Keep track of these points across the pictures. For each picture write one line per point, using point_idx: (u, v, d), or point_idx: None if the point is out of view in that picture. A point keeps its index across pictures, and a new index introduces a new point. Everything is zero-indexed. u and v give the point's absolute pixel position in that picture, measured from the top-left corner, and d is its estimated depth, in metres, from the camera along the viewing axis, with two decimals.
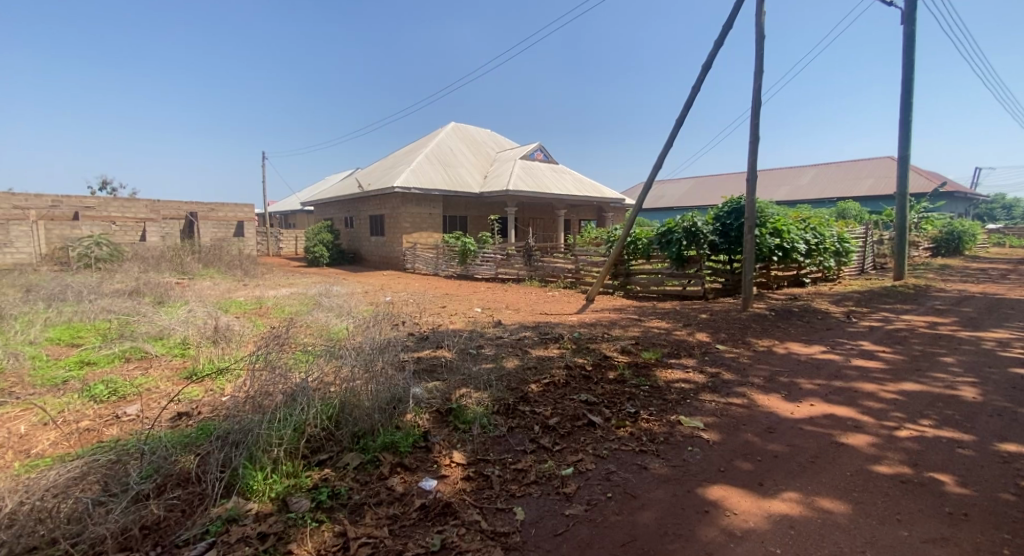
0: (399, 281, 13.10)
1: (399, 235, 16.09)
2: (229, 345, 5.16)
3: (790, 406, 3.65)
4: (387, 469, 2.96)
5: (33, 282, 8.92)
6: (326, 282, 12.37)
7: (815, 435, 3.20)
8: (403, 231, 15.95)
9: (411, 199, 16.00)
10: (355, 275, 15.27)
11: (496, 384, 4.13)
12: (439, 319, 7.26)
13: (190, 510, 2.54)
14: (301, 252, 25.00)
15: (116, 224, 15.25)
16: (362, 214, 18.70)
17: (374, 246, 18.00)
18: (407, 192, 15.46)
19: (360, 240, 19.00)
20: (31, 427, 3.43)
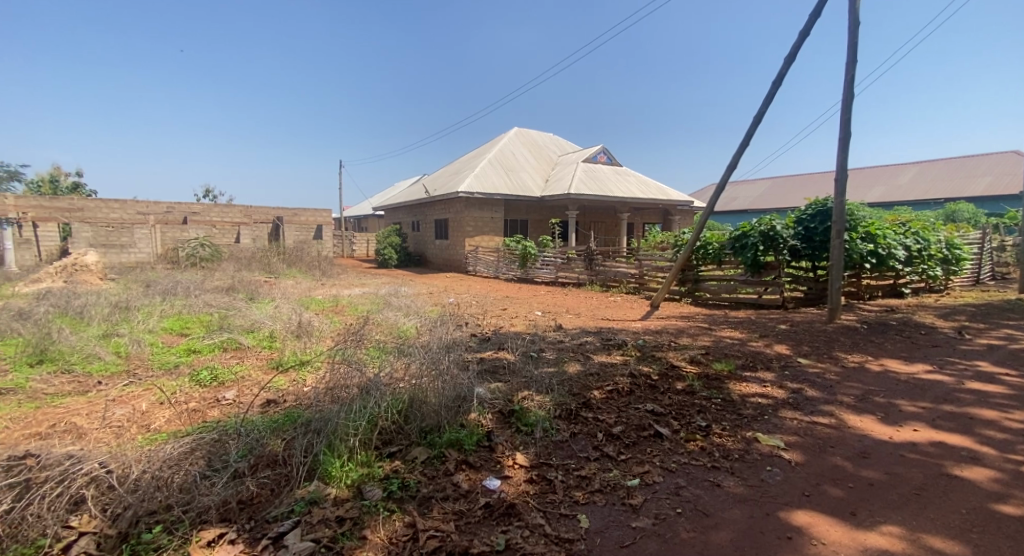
0: (462, 283, 13.50)
1: (461, 238, 16.45)
2: (311, 340, 5.54)
3: (889, 430, 3.36)
4: (453, 465, 3.04)
5: (147, 279, 10.00)
6: (393, 283, 12.87)
7: (922, 464, 2.92)
8: (467, 234, 16.29)
9: (475, 203, 16.30)
10: (420, 276, 15.78)
11: (558, 387, 4.13)
12: (501, 321, 7.38)
13: (278, 489, 2.74)
14: (372, 254, 26.24)
15: (216, 228, 16.75)
16: (427, 217, 19.31)
17: (437, 249, 18.51)
18: (469, 196, 15.78)
19: (425, 243, 19.63)
20: (150, 405, 3.86)
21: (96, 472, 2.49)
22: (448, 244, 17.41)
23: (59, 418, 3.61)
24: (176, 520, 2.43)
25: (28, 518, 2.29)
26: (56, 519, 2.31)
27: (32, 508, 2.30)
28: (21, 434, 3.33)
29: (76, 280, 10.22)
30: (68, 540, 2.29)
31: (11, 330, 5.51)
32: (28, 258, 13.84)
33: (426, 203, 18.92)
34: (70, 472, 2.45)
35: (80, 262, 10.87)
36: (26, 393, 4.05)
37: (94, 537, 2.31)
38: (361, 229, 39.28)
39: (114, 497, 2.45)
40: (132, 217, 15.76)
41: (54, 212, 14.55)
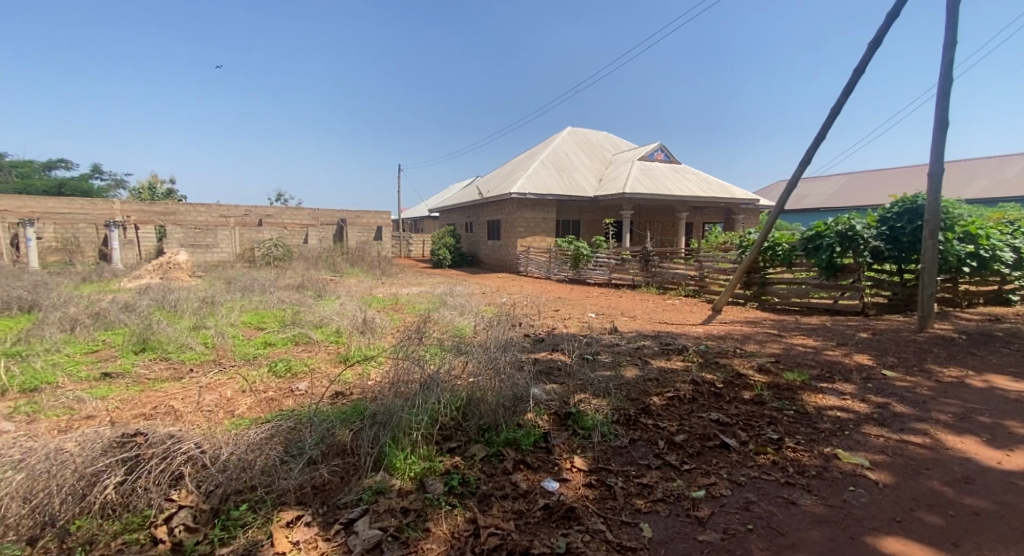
0: (514, 283, 13.53)
1: (513, 238, 16.52)
2: (374, 336, 5.76)
3: (996, 454, 3.04)
4: (511, 465, 3.06)
5: (227, 277, 10.79)
6: (447, 283, 13.11)
7: None
8: (518, 235, 16.34)
9: (527, 204, 16.29)
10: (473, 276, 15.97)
11: (615, 392, 4.05)
12: (554, 322, 7.36)
13: (347, 477, 2.88)
14: (427, 254, 26.92)
15: (287, 229, 17.81)
16: (480, 218, 19.56)
17: (489, 249, 18.71)
18: (522, 197, 15.81)
19: (477, 244, 19.91)
20: (234, 393, 4.16)
21: (192, 452, 2.72)
22: (501, 244, 17.51)
23: (160, 401, 3.96)
24: (259, 501, 2.62)
25: (137, 490, 2.53)
26: (159, 493, 2.55)
27: (141, 481, 2.55)
28: (130, 413, 3.69)
29: (169, 277, 11.19)
30: (169, 512, 2.51)
31: (118, 321, 6.12)
32: (130, 257, 15.33)
33: (480, 204, 19.14)
34: (172, 451, 2.69)
35: (172, 260, 11.89)
36: (130, 378, 4.47)
37: (191, 511, 2.52)
38: (417, 230, 40.38)
39: (206, 476, 2.66)
40: (214, 219, 17.06)
41: (151, 216, 16.06)
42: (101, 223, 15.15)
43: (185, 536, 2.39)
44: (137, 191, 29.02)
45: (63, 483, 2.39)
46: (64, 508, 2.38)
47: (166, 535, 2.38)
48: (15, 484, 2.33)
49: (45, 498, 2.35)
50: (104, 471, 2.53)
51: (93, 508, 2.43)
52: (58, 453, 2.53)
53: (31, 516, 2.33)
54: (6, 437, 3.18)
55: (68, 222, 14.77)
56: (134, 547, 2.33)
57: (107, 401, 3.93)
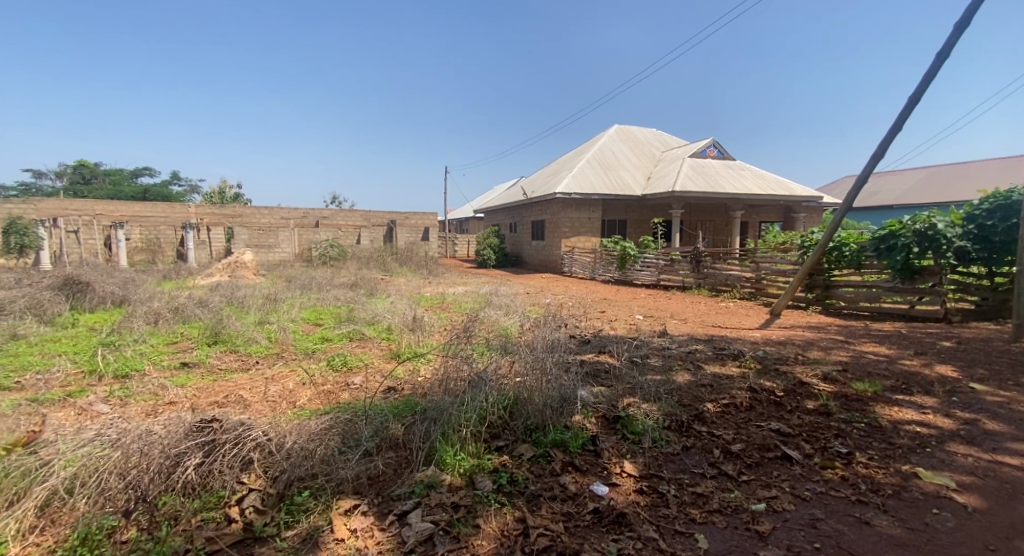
0: (557, 284, 13.41)
1: (557, 238, 16.38)
2: (424, 334, 5.87)
3: None
4: (559, 466, 3.02)
5: (287, 276, 11.33)
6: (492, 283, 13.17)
7: None
8: (562, 235, 16.19)
9: (571, 204, 16.11)
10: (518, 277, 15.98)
11: (666, 397, 3.91)
12: (601, 323, 7.24)
13: (399, 470, 2.95)
14: (472, 254, 27.20)
15: (341, 230, 18.52)
16: (524, 218, 19.56)
17: (533, 250, 18.68)
18: (567, 196, 15.65)
19: (522, 244, 19.93)
20: (296, 385, 4.36)
21: (261, 439, 2.86)
22: (545, 244, 17.43)
23: (231, 390, 4.21)
24: (320, 488, 2.73)
25: (213, 472, 2.68)
26: (233, 475, 2.70)
27: (217, 463, 2.70)
28: (205, 401, 3.94)
29: (236, 276, 11.88)
30: (240, 493, 2.66)
31: (194, 315, 6.56)
32: (202, 256, 16.40)
33: (524, 204, 19.12)
34: (243, 437, 2.85)
35: (239, 260, 12.60)
36: (205, 368, 4.79)
37: (259, 494, 2.66)
38: (462, 230, 40.96)
39: (272, 462, 2.81)
40: (276, 221, 17.96)
41: (221, 218, 17.15)
42: (179, 226, 16.27)
43: (256, 516, 2.53)
44: (207, 196, 31.00)
45: (151, 463, 2.59)
46: (152, 486, 2.55)
47: (239, 515, 2.52)
48: (112, 460, 2.58)
49: (137, 475, 2.54)
50: (185, 453, 2.70)
51: (177, 485, 2.59)
52: (148, 435, 2.77)
53: (125, 490, 2.51)
54: (104, 418, 3.47)
55: (149, 224, 15.96)
56: (212, 524, 2.47)
57: (186, 388, 4.22)
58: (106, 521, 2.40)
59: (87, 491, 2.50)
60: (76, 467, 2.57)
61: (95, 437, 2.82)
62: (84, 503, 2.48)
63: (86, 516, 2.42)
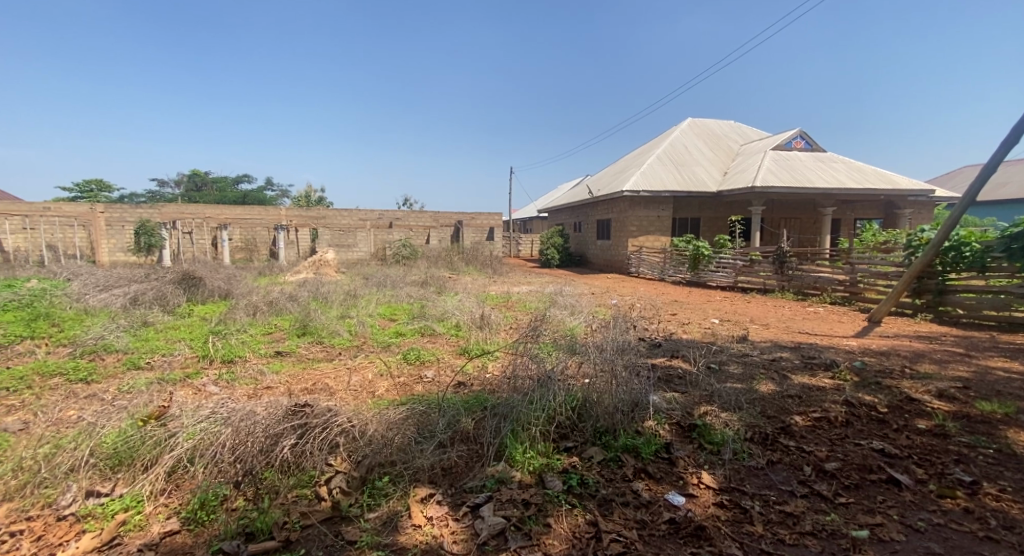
0: (623, 285, 13.02)
1: (624, 238, 15.88)
2: (491, 332, 5.93)
3: None
4: (631, 472, 2.90)
5: (364, 273, 11.88)
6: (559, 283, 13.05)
7: None
8: (630, 234, 15.67)
9: (640, 203, 15.56)
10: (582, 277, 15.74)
11: (748, 407, 3.64)
12: (672, 326, 6.94)
13: (471, 463, 2.98)
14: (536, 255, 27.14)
15: (412, 231, 19.20)
16: (590, 217, 19.21)
17: (598, 250, 18.30)
18: (634, 194, 15.10)
19: (586, 243, 19.61)
20: (375, 375, 4.55)
21: (347, 425, 3.03)
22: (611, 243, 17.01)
23: (318, 378, 4.49)
24: (398, 475, 2.83)
25: (306, 452, 2.86)
26: (322, 457, 2.86)
27: (309, 445, 2.89)
28: (298, 387, 4.23)
29: (320, 273, 12.64)
30: (329, 474, 2.80)
31: (286, 308, 7.07)
32: (291, 255, 17.64)
33: (590, 203, 18.77)
34: (331, 422, 3.02)
35: (322, 258, 13.42)
36: (295, 357, 5.13)
37: (344, 476, 2.79)
38: (527, 230, 41.00)
39: (356, 447, 2.95)
40: (356, 222, 18.90)
41: (307, 220, 18.34)
42: (272, 226, 17.59)
43: (342, 497, 2.65)
44: (294, 199, 33.37)
45: (255, 440, 2.83)
46: (257, 461, 2.79)
47: (328, 494, 2.67)
48: (225, 436, 2.84)
49: (245, 450, 2.80)
50: (282, 434, 2.91)
51: (276, 462, 2.79)
52: (253, 415, 3.02)
53: (235, 463, 2.77)
54: (217, 397, 3.82)
55: (247, 224, 17.41)
56: (305, 500, 2.63)
57: (280, 375, 4.56)
58: (220, 490, 2.63)
59: (204, 460, 2.78)
60: (196, 439, 2.85)
61: (211, 413, 3.11)
62: (202, 472, 2.75)
63: (203, 483, 2.66)
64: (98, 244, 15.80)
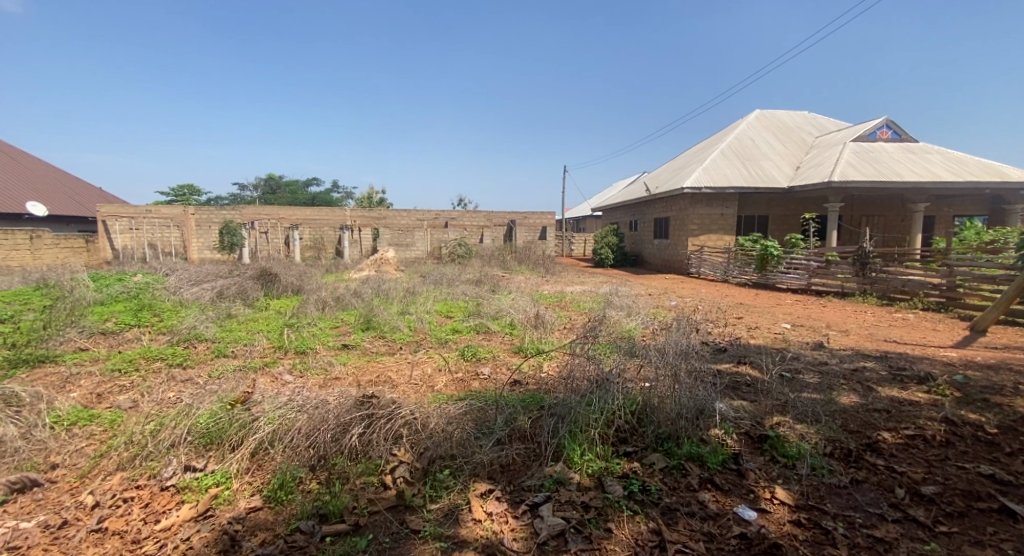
0: (682, 285, 12.55)
1: (684, 237, 15.25)
2: (547, 331, 5.91)
3: None
4: (697, 482, 2.78)
5: (422, 271, 12.21)
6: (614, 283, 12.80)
7: None
8: (690, 233, 15.01)
9: (701, 200, 14.85)
10: (639, 277, 15.34)
11: (827, 419, 3.39)
12: (737, 330, 6.61)
13: (530, 461, 2.98)
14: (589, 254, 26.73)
15: (467, 230, 19.49)
16: (647, 216, 18.67)
17: (655, 249, 17.74)
18: (695, 191, 14.45)
19: (642, 243, 19.08)
20: (434, 370, 4.66)
21: (409, 418, 3.13)
22: (670, 242, 16.42)
23: (381, 371, 4.68)
24: (458, 469, 2.88)
25: (372, 442, 2.97)
26: (387, 447, 2.96)
27: (375, 435, 3.00)
28: (363, 379, 4.42)
29: (381, 271, 13.13)
30: (393, 463, 2.89)
31: (351, 303, 7.41)
32: (354, 253, 18.47)
33: (649, 201, 18.24)
34: (395, 414, 3.12)
35: (383, 257, 13.94)
36: (360, 350, 5.36)
37: (407, 466, 2.87)
38: (581, 229, 40.59)
39: (418, 439, 3.03)
40: (414, 222, 19.38)
41: (369, 220, 19.11)
42: (338, 226, 18.50)
43: (405, 487, 2.73)
44: (358, 200, 34.94)
45: (327, 429, 2.98)
46: (329, 448, 2.93)
47: (392, 483, 2.76)
48: (301, 422, 3.02)
49: (318, 437, 2.96)
50: (349, 424, 3.04)
51: (345, 450, 2.92)
52: (324, 405, 3.18)
53: (309, 448, 2.93)
54: (292, 385, 4.07)
55: (315, 224, 18.40)
56: (371, 488, 2.73)
57: (347, 366, 4.79)
58: (296, 473, 2.79)
59: (284, 443, 2.97)
60: (275, 424, 3.05)
61: (288, 400, 3.31)
62: (281, 455, 2.93)
63: (282, 465, 2.84)
64: (189, 242, 17.30)
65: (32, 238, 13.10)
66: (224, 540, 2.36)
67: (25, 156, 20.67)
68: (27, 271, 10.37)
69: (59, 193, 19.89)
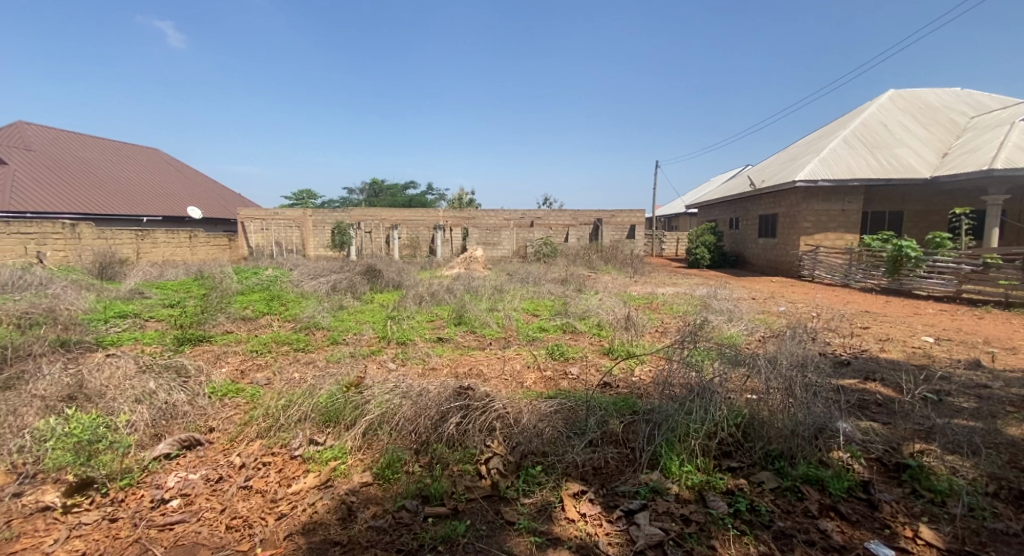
0: (792, 290, 11.51)
1: (794, 236, 13.98)
2: (637, 333, 5.75)
3: None
4: (816, 508, 2.55)
5: (509, 269, 12.39)
6: (711, 285, 12.08)
7: None
8: (803, 232, 13.71)
9: (816, 195, 13.48)
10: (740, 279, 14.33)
11: (986, 453, 2.92)
12: (858, 340, 5.92)
13: (624, 466, 2.92)
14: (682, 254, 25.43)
15: (554, 229, 19.45)
16: (750, 213, 17.36)
17: (759, 249, 16.45)
18: (810, 185, 13.13)
19: (744, 243, 17.79)
20: (523, 366, 4.75)
21: (502, 412, 3.20)
22: (776, 242, 15.16)
23: (473, 364, 4.85)
24: (551, 466, 2.90)
25: (467, 432, 3.09)
26: (482, 438, 3.06)
27: (470, 426, 3.11)
28: (457, 371, 4.61)
29: (471, 269, 13.53)
30: (487, 454, 2.98)
31: (445, 299, 7.75)
32: (445, 252, 19.27)
33: (753, 197, 16.96)
34: (489, 408, 3.22)
35: (472, 256, 14.36)
36: (453, 343, 5.60)
37: (501, 459, 2.95)
38: (672, 228, 38.70)
39: (512, 433, 3.09)
40: (501, 222, 19.74)
41: (459, 219, 19.79)
42: (432, 226, 19.40)
43: (500, 478, 2.80)
44: (449, 200, 36.37)
45: (427, 417, 3.15)
46: (428, 434, 3.10)
47: (487, 473, 2.85)
48: (405, 409, 3.22)
49: (419, 423, 3.13)
50: (446, 413, 3.18)
51: (444, 437, 3.07)
52: (426, 394, 3.36)
53: (411, 434, 3.13)
54: (395, 373, 4.36)
55: (412, 224, 19.44)
56: (467, 476, 2.84)
57: (443, 358, 5.03)
58: (400, 456, 2.98)
59: (389, 426, 3.19)
60: (382, 408, 3.28)
61: (394, 386, 3.55)
62: (386, 437, 3.15)
63: (389, 447, 3.05)
64: (307, 241, 19.14)
65: (191, 237, 15.29)
66: (343, 509, 2.60)
67: (183, 165, 24.13)
68: (176, 265, 12.09)
69: (208, 197, 23.00)
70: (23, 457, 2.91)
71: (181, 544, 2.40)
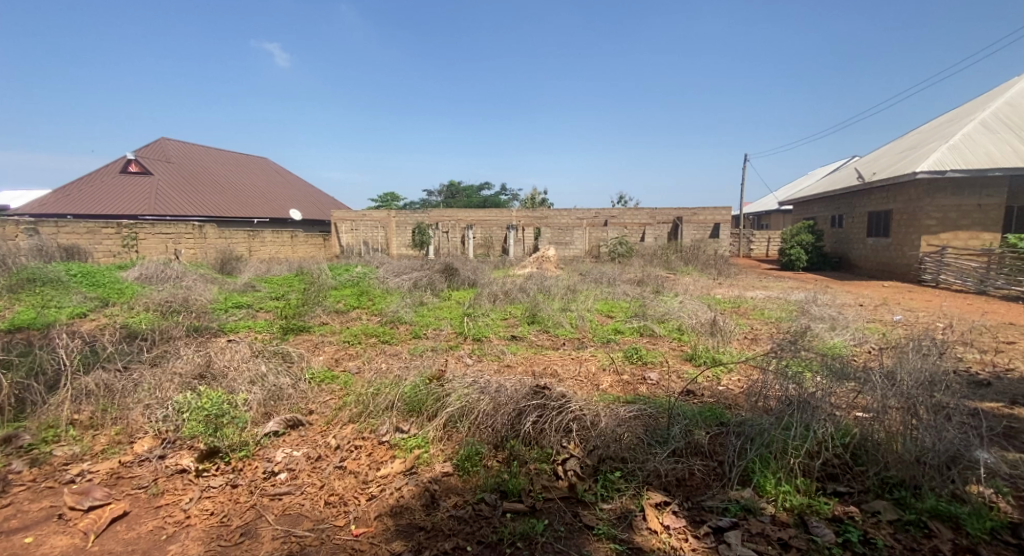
0: (910, 296, 10.24)
1: (913, 235, 12.44)
2: (723, 339, 5.39)
3: None
4: (948, 547, 2.22)
5: (582, 269, 12.17)
6: (808, 289, 11.08)
7: None
8: (923, 230, 12.15)
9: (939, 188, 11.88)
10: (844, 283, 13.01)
11: None
12: (996, 357, 5.10)
13: (711, 480, 2.74)
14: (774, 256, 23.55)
15: (631, 228, 18.84)
16: (857, 210, 15.69)
17: (868, 250, 14.83)
18: (933, 177, 11.59)
19: (849, 243, 16.12)
20: (598, 369, 4.62)
21: (579, 413, 3.13)
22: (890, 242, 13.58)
23: (547, 363, 4.81)
24: (631, 474, 2.78)
25: (544, 431, 3.05)
26: (558, 438, 3.01)
27: (547, 425, 3.07)
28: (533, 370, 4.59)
29: (543, 269, 13.45)
30: (564, 455, 2.93)
31: (518, 298, 7.78)
32: (518, 252, 19.38)
33: (861, 192, 15.30)
34: (566, 408, 3.16)
35: (544, 256, 14.28)
36: (528, 342, 5.59)
37: (578, 461, 2.88)
38: (762, 228, 35.88)
39: (589, 436, 3.01)
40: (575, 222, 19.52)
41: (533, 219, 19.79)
42: (505, 226, 19.59)
43: (577, 480, 2.74)
44: (522, 201, 36.50)
45: (504, 413, 3.16)
46: (505, 431, 3.10)
47: (564, 474, 2.80)
48: (483, 405, 3.25)
49: (496, 419, 3.14)
50: (523, 411, 3.17)
51: (521, 435, 3.06)
52: (503, 390, 3.37)
53: (488, 429, 3.14)
54: (472, 369, 4.42)
55: (487, 224, 19.76)
56: (545, 475, 2.81)
57: (518, 356, 5.03)
58: (478, 450, 3.01)
59: (468, 420, 3.24)
60: (461, 402, 3.33)
61: (473, 381, 3.60)
62: (464, 431, 3.20)
63: (468, 441, 3.09)
64: (391, 240, 20.15)
65: (292, 236, 16.66)
66: (426, 496, 2.67)
67: (286, 171, 26.43)
68: (275, 262, 13.25)
69: (304, 199, 24.95)
70: (167, 425, 3.31)
71: (288, 514, 2.60)
